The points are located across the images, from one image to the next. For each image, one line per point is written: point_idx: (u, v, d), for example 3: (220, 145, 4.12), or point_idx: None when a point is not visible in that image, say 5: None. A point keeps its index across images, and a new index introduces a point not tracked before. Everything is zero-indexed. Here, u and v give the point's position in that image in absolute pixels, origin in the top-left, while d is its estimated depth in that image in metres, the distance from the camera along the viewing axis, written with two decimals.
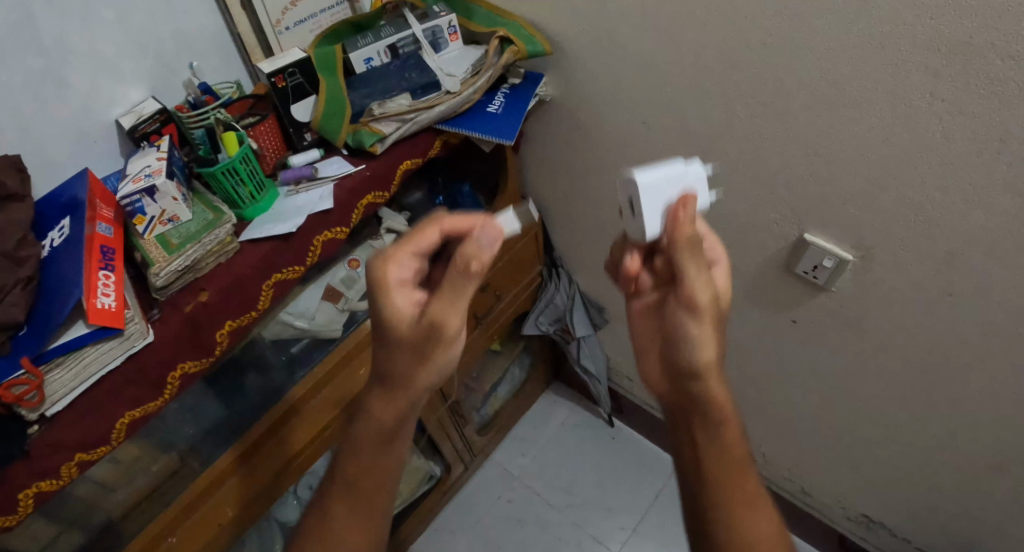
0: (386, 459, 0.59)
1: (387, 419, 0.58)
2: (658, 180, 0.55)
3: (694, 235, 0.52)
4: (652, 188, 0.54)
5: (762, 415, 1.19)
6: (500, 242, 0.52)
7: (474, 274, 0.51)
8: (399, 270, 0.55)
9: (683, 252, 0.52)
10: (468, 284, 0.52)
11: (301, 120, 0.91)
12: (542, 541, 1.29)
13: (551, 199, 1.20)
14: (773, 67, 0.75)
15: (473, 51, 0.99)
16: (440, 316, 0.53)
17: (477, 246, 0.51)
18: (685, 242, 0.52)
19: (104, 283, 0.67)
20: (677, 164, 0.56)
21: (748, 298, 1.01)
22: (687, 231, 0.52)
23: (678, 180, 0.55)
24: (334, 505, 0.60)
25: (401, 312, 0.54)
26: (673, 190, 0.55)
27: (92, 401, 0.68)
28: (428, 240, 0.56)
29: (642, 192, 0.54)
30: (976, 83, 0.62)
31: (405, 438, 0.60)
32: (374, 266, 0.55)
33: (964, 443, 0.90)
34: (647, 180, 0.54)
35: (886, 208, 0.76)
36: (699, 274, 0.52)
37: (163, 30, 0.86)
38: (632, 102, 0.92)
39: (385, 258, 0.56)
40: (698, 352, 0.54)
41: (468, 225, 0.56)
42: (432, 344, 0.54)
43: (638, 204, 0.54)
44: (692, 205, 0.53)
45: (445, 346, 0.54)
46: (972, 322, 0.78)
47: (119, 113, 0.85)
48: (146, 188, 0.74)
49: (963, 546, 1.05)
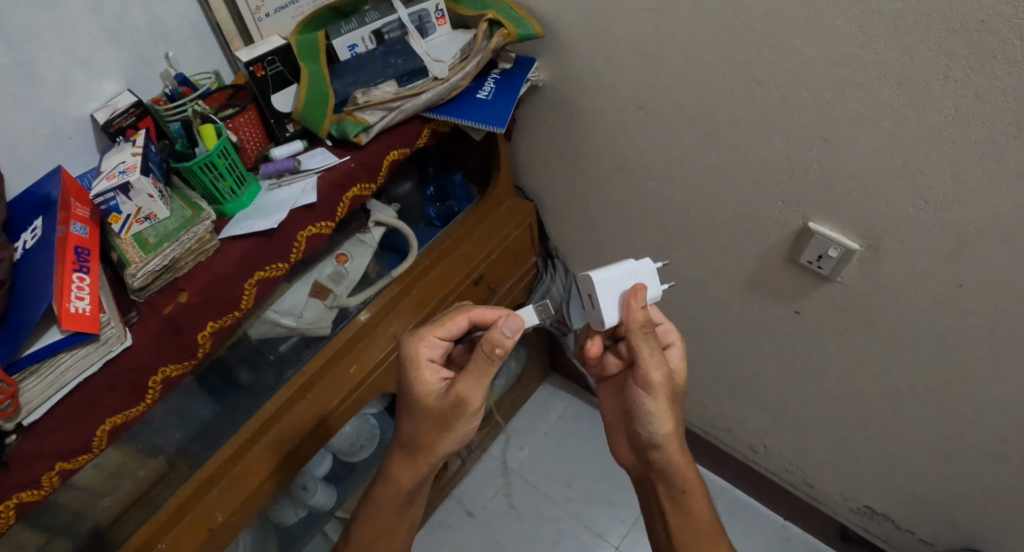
0: (413, 496, 0.78)
1: (409, 477, 0.76)
2: (612, 277, 0.65)
3: (646, 320, 0.64)
4: (608, 283, 0.64)
5: (764, 407, 1.17)
6: (520, 333, 0.65)
7: (498, 357, 0.66)
8: (429, 350, 0.72)
9: (638, 338, 0.65)
10: (491, 365, 0.67)
11: (282, 111, 0.87)
12: (542, 535, 1.28)
13: (545, 189, 1.17)
14: (777, 47, 0.71)
15: (462, 35, 0.94)
16: (464, 390, 0.68)
17: (502, 334, 0.65)
18: (639, 328, 0.64)
19: (78, 287, 0.65)
20: (629, 262, 0.66)
21: (749, 289, 0.98)
22: (638, 317, 0.64)
23: (632, 276, 0.66)
24: (368, 527, 0.79)
25: (432, 385, 0.71)
26: (627, 282, 0.65)
27: (70, 410, 0.66)
28: (458, 325, 0.74)
29: (598, 288, 0.64)
30: (993, 62, 0.58)
31: (426, 482, 0.78)
32: (409, 347, 0.72)
33: (971, 436, 0.88)
34: (602, 277, 0.64)
35: (894, 195, 0.72)
36: (654, 356, 0.65)
37: (137, 19, 0.83)
38: (628, 85, 0.88)
39: (418, 340, 0.73)
40: (653, 425, 0.69)
41: (492, 318, 0.75)
42: (455, 412, 0.70)
43: (596, 299, 0.65)
44: (643, 295, 0.64)
45: (465, 413, 0.70)
46: (984, 312, 0.74)
47: (94, 107, 0.82)
48: (121, 184, 0.70)
49: (968, 538, 1.03)
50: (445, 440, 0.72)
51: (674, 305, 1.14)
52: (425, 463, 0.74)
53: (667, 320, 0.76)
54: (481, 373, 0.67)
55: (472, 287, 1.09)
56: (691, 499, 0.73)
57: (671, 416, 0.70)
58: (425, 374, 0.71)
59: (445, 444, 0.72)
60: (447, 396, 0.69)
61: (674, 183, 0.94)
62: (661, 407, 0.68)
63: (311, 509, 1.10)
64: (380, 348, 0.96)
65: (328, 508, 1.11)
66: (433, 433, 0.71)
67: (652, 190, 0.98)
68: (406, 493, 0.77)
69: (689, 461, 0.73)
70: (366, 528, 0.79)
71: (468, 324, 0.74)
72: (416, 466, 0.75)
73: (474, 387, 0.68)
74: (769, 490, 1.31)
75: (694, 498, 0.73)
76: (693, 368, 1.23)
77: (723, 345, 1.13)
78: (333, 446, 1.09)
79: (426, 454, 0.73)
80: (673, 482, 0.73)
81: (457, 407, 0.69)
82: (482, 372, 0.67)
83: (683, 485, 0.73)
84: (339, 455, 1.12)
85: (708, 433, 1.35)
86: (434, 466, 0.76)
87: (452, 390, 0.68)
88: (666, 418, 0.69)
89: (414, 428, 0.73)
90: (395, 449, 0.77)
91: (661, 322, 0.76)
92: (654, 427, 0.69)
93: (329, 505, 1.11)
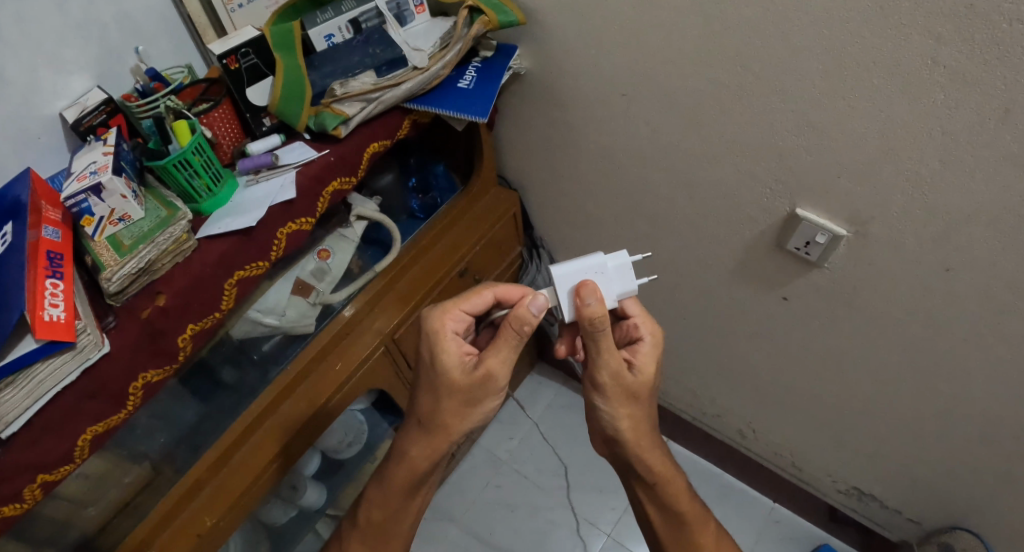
0: (416, 494, 0.79)
1: (420, 466, 0.75)
2: (572, 271, 0.64)
3: (597, 315, 0.61)
4: (568, 278, 0.64)
5: (752, 393, 1.17)
6: (547, 310, 0.64)
7: (526, 332, 0.65)
8: (454, 322, 0.70)
9: (593, 332, 0.63)
10: (519, 339, 0.65)
11: (258, 105, 0.86)
12: (533, 525, 1.29)
13: (529, 179, 1.16)
14: (762, 34, 0.69)
15: (442, 23, 0.92)
16: (494, 364, 0.67)
17: (529, 312, 0.63)
18: (590, 324, 0.62)
19: (51, 293, 0.63)
20: (595, 257, 0.65)
21: (735, 275, 0.98)
22: (586, 313, 0.61)
23: (598, 272, 0.65)
24: (377, 517, 0.79)
25: (457, 357, 0.68)
26: (577, 276, 0.64)
27: (48, 423, 0.65)
28: (483, 299, 0.72)
29: (557, 281, 0.64)
30: (981, 47, 0.57)
31: (427, 482, 0.78)
32: (433, 317, 0.70)
33: (959, 420, 0.89)
34: (561, 272, 0.64)
35: (881, 181, 0.71)
36: (605, 352, 0.65)
37: (106, 13, 0.80)
38: (612, 72, 0.86)
39: (442, 311, 0.70)
40: (615, 418, 0.71)
41: (518, 295, 0.73)
42: (483, 388, 0.69)
43: (556, 291, 0.65)
44: (589, 291, 0.62)
45: (493, 389, 0.69)
46: (971, 297, 0.74)
47: (62, 106, 0.80)
48: (92, 186, 0.68)
49: (955, 516, 1.04)
50: (469, 415, 0.71)
51: (662, 294, 1.13)
52: (444, 441, 0.72)
53: (642, 313, 0.72)
54: (511, 348, 0.66)
55: (459, 280, 1.09)
56: (671, 490, 0.76)
57: (632, 406, 0.71)
58: (450, 346, 0.68)
59: (466, 421, 0.71)
60: (475, 371, 0.68)
61: (660, 172, 0.93)
62: (613, 402, 0.70)
63: (301, 509, 1.10)
64: (366, 343, 0.96)
65: (317, 507, 1.12)
66: (459, 410, 0.70)
67: (638, 178, 0.97)
68: (417, 476, 0.76)
69: (659, 455, 0.75)
70: (374, 513, 0.79)
71: (492, 299, 0.73)
72: (433, 445, 0.73)
73: (506, 361, 0.67)
74: (758, 473, 1.32)
75: (669, 490, 0.76)
76: (682, 355, 1.23)
77: (711, 332, 1.12)
78: (322, 445, 1.09)
79: (447, 431, 0.71)
80: (648, 477, 0.75)
81: (486, 383, 0.68)
82: (512, 346, 0.66)
83: (655, 479, 0.75)
84: (328, 453, 1.12)
85: (697, 419, 1.36)
86: (456, 443, 0.74)
87: (483, 364, 0.67)
88: (622, 414, 0.71)
89: (434, 403, 0.70)
90: (412, 425, 0.74)
91: (633, 315, 0.72)
92: (611, 420, 0.72)
93: (319, 503, 1.12)
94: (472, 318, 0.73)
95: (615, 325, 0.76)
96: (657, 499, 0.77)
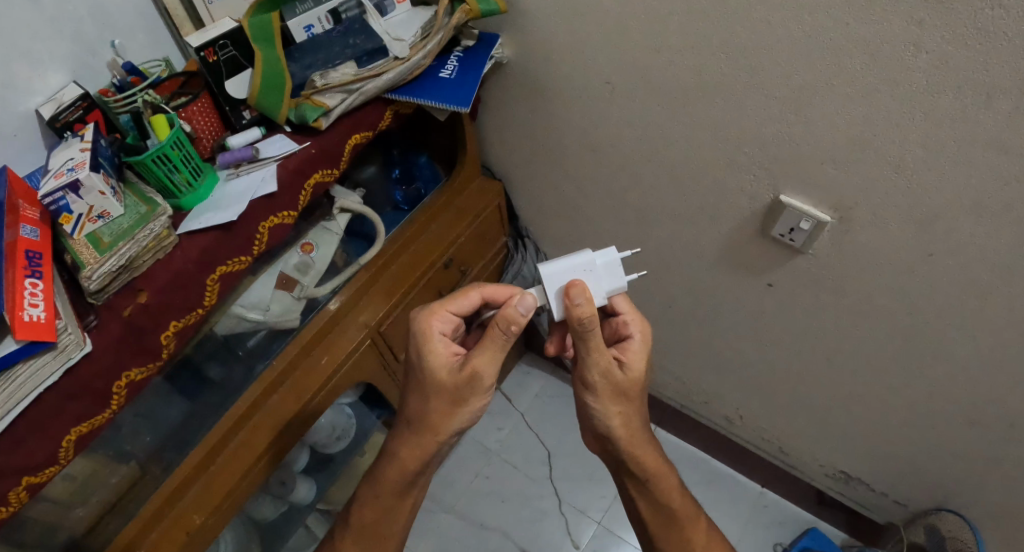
0: (408, 494, 0.79)
1: (410, 465, 0.75)
2: (563, 269, 0.64)
3: (587, 315, 0.61)
4: (557, 277, 0.64)
5: (739, 379, 1.18)
6: (535, 310, 0.63)
7: (514, 333, 0.64)
8: (442, 323, 0.70)
9: (582, 330, 0.63)
10: (506, 341, 0.65)
11: (237, 98, 0.84)
12: (524, 515, 1.30)
13: (514, 169, 1.15)
14: (747, 18, 0.68)
15: (424, 12, 0.92)
16: (480, 363, 0.67)
17: (516, 313, 0.63)
18: (579, 323, 0.62)
19: (30, 293, 0.63)
20: (582, 254, 0.65)
21: (722, 263, 0.97)
22: (573, 312, 0.61)
23: (587, 270, 0.64)
24: (367, 514, 0.80)
25: (445, 358, 0.69)
26: (566, 276, 0.64)
27: (32, 425, 0.65)
28: (471, 300, 0.72)
29: (546, 281, 0.63)
30: (963, 32, 0.57)
31: (418, 482, 0.79)
32: (421, 318, 0.70)
33: (943, 404, 0.89)
34: (550, 270, 0.63)
35: (864, 165, 0.71)
36: (595, 351, 0.65)
37: (80, 6, 0.79)
38: (596, 60, 0.85)
39: (429, 313, 0.71)
40: (605, 417, 0.72)
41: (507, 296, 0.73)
42: (470, 387, 0.68)
43: (545, 288, 0.64)
44: (579, 290, 0.61)
45: (480, 388, 0.68)
46: (955, 282, 0.74)
47: (39, 102, 0.79)
48: (69, 183, 0.67)
49: (941, 498, 1.06)
50: (458, 415, 0.71)
51: (648, 283, 1.13)
52: (433, 441, 0.73)
53: (631, 311, 0.73)
54: (498, 347, 0.66)
55: (443, 271, 1.09)
56: (658, 484, 0.77)
57: (622, 405, 0.71)
58: (438, 347, 0.69)
59: (455, 420, 0.71)
60: (462, 371, 0.68)
61: (643, 160, 0.93)
62: (604, 400, 0.70)
63: (291, 504, 1.11)
64: (353, 338, 0.96)
65: (307, 501, 1.13)
66: (445, 409, 0.70)
67: (623, 167, 0.96)
68: (409, 474, 0.76)
69: (648, 450, 0.75)
70: (365, 511, 0.80)
71: (480, 300, 0.73)
72: (423, 444, 0.73)
73: (492, 361, 0.67)
74: (747, 458, 1.33)
75: (654, 481, 0.77)
76: (671, 343, 1.23)
77: (698, 320, 1.12)
78: (311, 440, 1.09)
79: (436, 432, 0.72)
80: (636, 472, 0.76)
81: (473, 383, 0.68)
82: (499, 346, 0.66)
83: (646, 473, 0.76)
84: (317, 449, 1.12)
85: (685, 406, 1.36)
86: (444, 441, 0.74)
87: (468, 364, 0.67)
88: (612, 411, 0.71)
89: (423, 405, 0.70)
90: (402, 427, 0.75)
91: (622, 312, 0.73)
92: (602, 418, 0.72)
93: (308, 499, 1.13)
94: (461, 319, 0.73)
95: (604, 322, 0.76)
96: (645, 489, 0.78)
